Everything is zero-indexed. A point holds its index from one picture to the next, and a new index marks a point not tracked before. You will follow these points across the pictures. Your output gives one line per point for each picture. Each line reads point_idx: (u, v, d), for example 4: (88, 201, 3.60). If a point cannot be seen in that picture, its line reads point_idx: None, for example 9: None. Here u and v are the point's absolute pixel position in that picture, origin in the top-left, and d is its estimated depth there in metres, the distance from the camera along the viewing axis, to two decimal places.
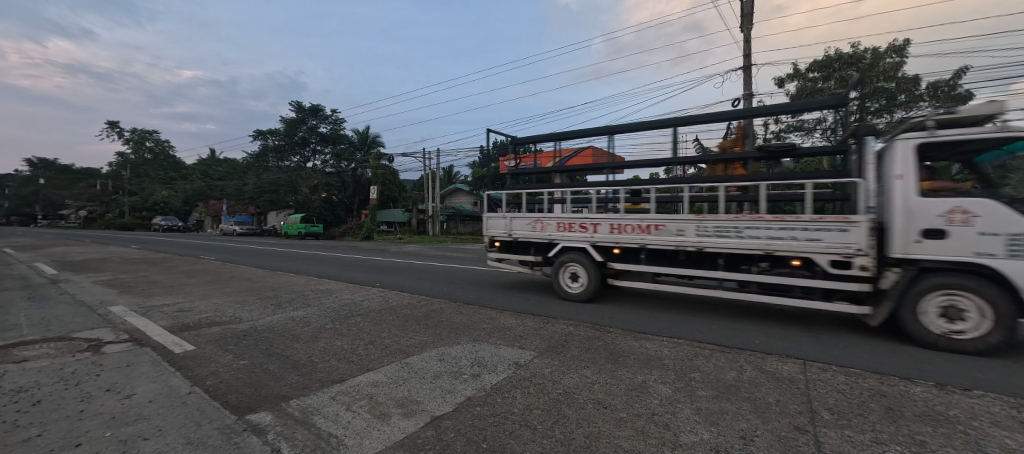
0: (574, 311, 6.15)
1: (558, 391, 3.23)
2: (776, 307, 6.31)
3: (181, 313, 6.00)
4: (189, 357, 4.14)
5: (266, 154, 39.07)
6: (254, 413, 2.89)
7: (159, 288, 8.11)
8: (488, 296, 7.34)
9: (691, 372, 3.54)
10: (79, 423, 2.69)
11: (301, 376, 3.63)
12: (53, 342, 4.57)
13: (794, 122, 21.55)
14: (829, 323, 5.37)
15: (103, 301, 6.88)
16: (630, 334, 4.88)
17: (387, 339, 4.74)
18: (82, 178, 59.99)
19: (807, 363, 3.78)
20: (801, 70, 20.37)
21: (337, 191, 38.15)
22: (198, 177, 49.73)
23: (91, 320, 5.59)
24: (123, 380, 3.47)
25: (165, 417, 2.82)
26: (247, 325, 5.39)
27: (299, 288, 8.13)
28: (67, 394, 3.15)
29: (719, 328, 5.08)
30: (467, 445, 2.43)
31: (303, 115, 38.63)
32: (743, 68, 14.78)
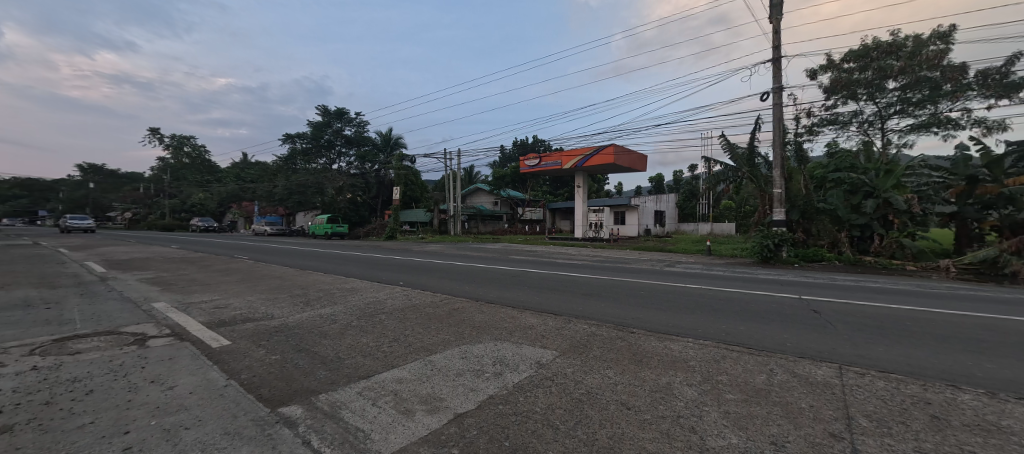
0: (596, 311, 6.11)
1: (580, 391, 3.21)
2: (807, 308, 6.09)
3: (217, 310, 6.28)
4: (225, 352, 4.33)
5: (295, 157, 40.49)
6: (286, 406, 3.00)
7: (198, 286, 8.51)
8: (510, 295, 7.36)
9: (719, 375, 3.46)
10: (127, 412, 2.87)
11: (330, 372, 3.74)
12: (104, 336, 4.88)
13: (827, 115, 20.70)
14: (867, 325, 5.14)
15: (146, 297, 7.27)
16: (653, 334, 4.81)
17: (411, 336, 4.83)
18: (126, 182, 63.53)
19: (843, 367, 3.63)
20: (834, 60, 19.48)
21: (362, 192, 39.02)
22: (232, 180, 51.89)
23: (136, 315, 5.93)
24: (166, 372, 3.67)
25: (204, 408, 2.96)
26: (278, 321, 5.59)
27: (326, 286, 8.37)
28: (116, 384, 3.37)
29: (747, 330, 4.95)
30: (490, 443, 2.45)
31: (329, 118, 39.78)
32: (772, 61, 14.28)
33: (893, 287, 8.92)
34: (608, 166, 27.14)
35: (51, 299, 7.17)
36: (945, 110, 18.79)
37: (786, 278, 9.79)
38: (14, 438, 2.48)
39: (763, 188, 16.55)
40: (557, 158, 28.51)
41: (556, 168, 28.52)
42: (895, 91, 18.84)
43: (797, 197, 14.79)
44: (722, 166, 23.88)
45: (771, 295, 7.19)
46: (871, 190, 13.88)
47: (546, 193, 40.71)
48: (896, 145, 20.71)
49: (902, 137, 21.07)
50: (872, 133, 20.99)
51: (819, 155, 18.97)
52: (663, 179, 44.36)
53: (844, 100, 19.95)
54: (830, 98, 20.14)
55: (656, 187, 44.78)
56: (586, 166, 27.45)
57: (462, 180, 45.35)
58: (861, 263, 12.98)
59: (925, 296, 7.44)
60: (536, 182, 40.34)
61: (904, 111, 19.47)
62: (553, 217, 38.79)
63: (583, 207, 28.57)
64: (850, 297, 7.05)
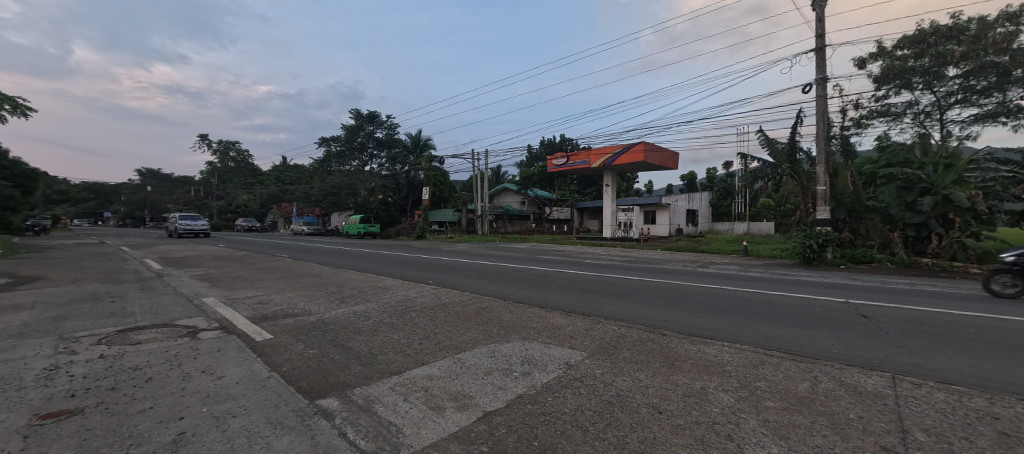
0: (627, 312, 5.98)
1: (610, 394, 3.15)
2: (855, 313, 5.74)
3: (260, 305, 6.61)
4: (268, 345, 4.53)
5: (330, 160, 42.17)
6: (323, 399, 3.10)
7: (243, 282, 8.98)
8: (539, 295, 7.34)
9: (757, 381, 3.31)
10: (183, 399, 3.05)
11: (364, 367, 3.84)
12: (161, 327, 5.23)
13: (877, 107, 19.44)
14: (923, 332, 4.79)
15: (197, 293, 7.74)
16: (686, 337, 4.66)
17: (440, 334, 4.90)
18: (179, 185, 68.00)
19: (896, 377, 3.39)
20: (886, 48, 18.29)
21: (392, 193, 39.93)
22: (272, 182, 54.51)
23: (188, 309, 6.33)
24: (215, 363, 3.88)
25: (249, 398, 3.10)
26: (315, 317, 5.81)
27: (359, 283, 8.64)
28: (173, 373, 3.60)
29: (789, 335, 4.70)
30: (519, 442, 2.44)
31: (361, 122, 41.10)
32: (815, 51, 13.56)
33: (953, 291, 8.29)
34: (637, 164, 26.57)
35: (115, 293, 7.74)
36: (1014, 98, 17.31)
37: (830, 280, 9.30)
38: (85, 420, 2.69)
39: (805, 185, 15.77)
40: (585, 157, 28.21)
41: (583, 167, 28.22)
42: (956, 79, 17.48)
43: (843, 194, 14.00)
44: (760, 162, 22.93)
45: (814, 298, 6.83)
46: (929, 187, 12.93)
47: (573, 192, 40.36)
48: (957, 137, 19.22)
49: (964, 129, 19.55)
50: (929, 125, 19.62)
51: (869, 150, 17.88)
52: (696, 177, 43.04)
53: (897, 90, 18.66)
54: (881, 88, 18.86)
55: (689, 185, 43.50)
56: (615, 164, 27.01)
57: (490, 179, 45.62)
58: (916, 266, 12.13)
59: (987, 301, 6.90)
60: (564, 181, 40.01)
61: (966, 100, 18.08)
62: (581, 216, 38.41)
63: (611, 206, 28.14)
64: (902, 301, 6.59)
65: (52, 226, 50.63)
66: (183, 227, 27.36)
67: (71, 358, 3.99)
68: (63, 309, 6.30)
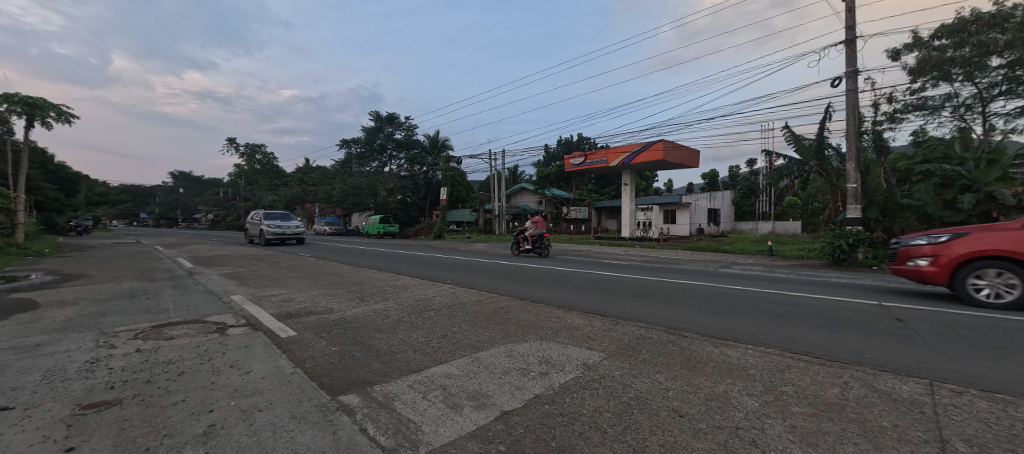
0: (646, 313, 5.87)
1: (629, 396, 3.09)
2: (889, 316, 5.50)
3: (285, 303, 6.79)
4: (292, 341, 4.64)
5: (350, 161, 43.14)
6: (345, 395, 3.16)
7: (268, 280, 9.23)
8: (557, 295, 7.28)
9: (783, 386, 3.20)
10: (212, 392, 3.15)
11: (383, 364, 3.89)
12: (192, 323, 5.42)
13: (912, 100, 18.56)
14: (966, 337, 4.53)
15: (226, 291, 7.99)
16: (707, 339, 4.55)
17: (458, 334, 4.91)
18: (209, 187, 70.54)
19: (934, 384, 3.22)
20: (922, 38, 17.42)
21: (411, 193, 40.39)
22: (296, 183, 55.98)
23: (217, 306, 6.55)
24: (242, 358, 4.01)
25: (274, 392, 3.18)
26: (337, 315, 5.92)
27: (379, 282, 8.75)
28: (203, 368, 3.72)
29: (817, 338, 4.53)
30: (536, 442, 2.42)
31: (381, 124, 41.80)
32: (845, 42, 13.04)
33: None
34: (657, 162, 26.13)
35: (150, 290, 8.07)
36: None
37: (863, 282, 8.94)
38: (123, 410, 2.81)
39: (835, 183, 15.21)
40: (603, 156, 27.90)
41: (602, 166, 27.90)
42: (999, 69, 16.54)
43: (875, 192, 13.42)
44: (786, 159, 22.20)
45: (844, 300, 6.56)
46: (970, 184, 12.26)
47: (591, 191, 40.01)
48: (1000, 130, 18.20)
49: (1008, 122, 18.50)
50: (970, 118, 18.62)
51: (903, 145, 17.10)
52: (717, 175, 42.11)
53: (935, 82, 17.76)
54: (917, 80, 18.01)
55: (710, 184, 42.60)
56: (634, 163, 26.64)
57: (508, 180, 45.66)
58: None
59: None
60: (581, 180, 39.67)
61: (1010, 92, 17.10)
62: (599, 216, 38.09)
63: (630, 205, 27.74)
64: (942, 304, 6.26)
65: (93, 226, 53.44)
66: (274, 229, 20.02)
67: (110, 352, 4.17)
68: (103, 305, 6.60)
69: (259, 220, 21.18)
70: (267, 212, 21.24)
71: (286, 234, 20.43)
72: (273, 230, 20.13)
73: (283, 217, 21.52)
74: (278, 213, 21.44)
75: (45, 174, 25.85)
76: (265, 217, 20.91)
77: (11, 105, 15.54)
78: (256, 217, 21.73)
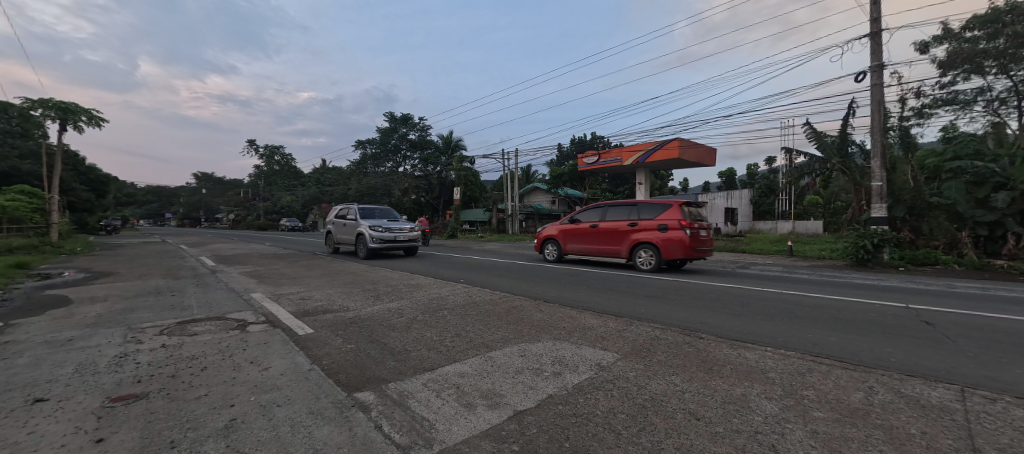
0: (660, 313, 5.80)
1: (644, 397, 3.05)
2: (917, 319, 5.29)
3: (302, 301, 6.92)
4: (309, 339, 4.72)
5: (366, 162, 43.78)
6: (360, 392, 3.19)
7: (286, 279, 9.43)
8: (570, 295, 7.24)
9: (804, 390, 3.11)
10: (234, 387, 3.23)
11: (398, 363, 3.91)
12: (214, 320, 5.57)
13: (941, 95, 17.88)
14: (1000, 342, 4.33)
15: (247, 289, 8.17)
16: (725, 341, 4.46)
17: (472, 332, 4.92)
18: (230, 188, 72.41)
19: (965, 390, 3.09)
20: (953, 29, 16.75)
21: (425, 193, 40.69)
22: (314, 184, 57.02)
23: (238, 303, 6.72)
24: (262, 355, 4.09)
25: (293, 388, 3.23)
26: (352, 313, 6.00)
27: (394, 281, 8.84)
28: (225, 363, 3.81)
29: (841, 342, 4.40)
30: (550, 443, 2.40)
31: (395, 124, 42.23)
32: (870, 36, 12.63)
33: None
34: (672, 161, 25.76)
35: (175, 288, 8.33)
36: None
37: (888, 284, 8.63)
38: (150, 403, 2.90)
39: (859, 181, 14.77)
40: (618, 154, 27.63)
41: (616, 165, 27.65)
42: None
43: (902, 190, 12.97)
44: (807, 156, 21.60)
45: (869, 302, 6.36)
46: (1004, 181, 11.78)
47: (605, 191, 39.73)
48: None
49: None
50: (1004, 112, 17.83)
51: (932, 142, 16.49)
52: (734, 174, 41.35)
53: (966, 75, 17.05)
54: (947, 74, 17.33)
55: (727, 182, 41.87)
56: (649, 161, 26.33)
57: (520, 179, 45.62)
58: (989, 268, 11.09)
59: None
60: (595, 179, 39.41)
61: None
62: None
63: None
64: (974, 308, 5.99)
65: (121, 226, 55.37)
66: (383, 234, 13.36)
67: (138, 347, 4.31)
68: (130, 302, 6.82)
69: (353, 220, 14.63)
70: (360, 209, 14.76)
71: (395, 242, 13.72)
72: (377, 236, 13.54)
73: (385, 215, 14.91)
74: (378, 211, 14.88)
75: (77, 176, 26.91)
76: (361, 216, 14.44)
77: (45, 110, 16.22)
78: (346, 216, 15.16)
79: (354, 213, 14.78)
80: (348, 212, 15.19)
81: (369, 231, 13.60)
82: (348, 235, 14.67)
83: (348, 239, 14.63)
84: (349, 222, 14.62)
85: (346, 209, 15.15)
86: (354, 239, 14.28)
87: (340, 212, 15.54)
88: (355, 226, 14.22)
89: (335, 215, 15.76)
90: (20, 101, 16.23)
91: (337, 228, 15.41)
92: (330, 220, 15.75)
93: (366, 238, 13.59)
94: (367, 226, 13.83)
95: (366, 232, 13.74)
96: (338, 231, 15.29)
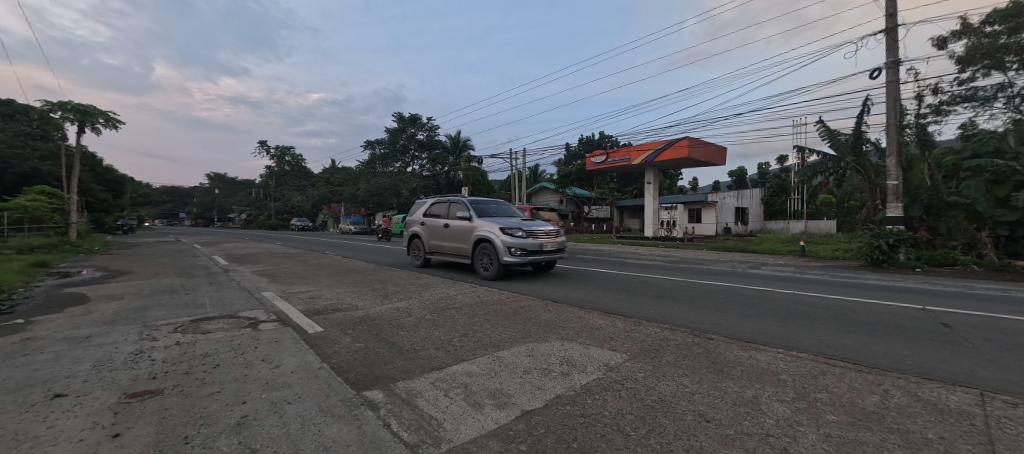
0: (671, 314, 5.73)
1: (653, 398, 3.02)
2: (935, 321, 5.18)
3: (312, 299, 6.99)
4: (319, 337, 4.77)
5: (375, 162, 44.10)
6: (369, 390, 3.21)
7: (297, 278, 9.53)
8: (578, 295, 7.21)
9: (817, 392, 3.06)
10: (246, 384, 3.27)
11: (406, 362, 3.93)
12: (226, 318, 5.65)
13: (960, 91, 17.46)
14: (1022, 345, 4.22)
15: (258, 288, 8.26)
16: (736, 342, 4.40)
17: (479, 332, 4.93)
18: (242, 188, 73.46)
19: (985, 394, 3.01)
20: (972, 24, 16.34)
21: (433, 193, 40.85)
22: (324, 184, 57.57)
23: (249, 302, 6.81)
24: (273, 353, 4.14)
25: (303, 386, 3.27)
26: (361, 312, 6.04)
27: (402, 281, 8.89)
28: (237, 361, 3.86)
29: (855, 344, 4.31)
30: (558, 443, 2.40)
31: (403, 125, 42.47)
32: (885, 32, 12.38)
33: None
34: (681, 160, 25.52)
35: (188, 286, 8.46)
36: None
37: (904, 285, 8.44)
38: (164, 400, 2.95)
39: (873, 180, 14.51)
40: (626, 154, 27.46)
41: (624, 164, 27.48)
42: None
43: (919, 189, 12.75)
44: (820, 155, 21.27)
45: (884, 304, 6.23)
46: None
47: (613, 190, 39.51)
48: None
49: None
50: None
51: (950, 139, 16.12)
52: (745, 173, 40.87)
53: (986, 71, 16.63)
54: (965, 70, 16.93)
55: (738, 182, 41.39)
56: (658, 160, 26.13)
57: (528, 179, 45.56)
58: (1010, 270, 10.82)
59: None
60: (603, 179, 39.23)
61: None
62: (621, 215, 37.61)
63: (654, 204, 27.22)
64: (994, 310, 5.84)
65: (137, 225, 56.43)
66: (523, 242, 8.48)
67: (153, 344, 4.39)
68: (146, 300, 6.96)
69: (460, 219, 9.70)
70: (469, 203, 9.79)
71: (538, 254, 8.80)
72: (514, 244, 8.58)
73: (504, 211, 9.91)
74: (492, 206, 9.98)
75: (95, 177, 27.47)
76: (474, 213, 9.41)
77: (64, 113, 16.56)
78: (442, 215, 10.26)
79: (461, 210, 9.81)
80: (447, 208, 10.20)
81: (496, 236, 8.67)
82: (453, 243, 9.82)
83: (456, 248, 9.68)
84: (457, 222, 9.63)
85: (447, 204, 10.19)
86: (469, 247, 9.35)
87: (432, 210, 10.66)
88: (470, 227, 9.27)
89: (425, 213, 10.79)
90: (40, 104, 16.58)
91: (430, 231, 10.48)
92: (418, 220, 10.87)
93: (496, 246, 8.66)
94: (493, 226, 8.87)
95: (492, 238, 8.79)
96: (433, 234, 10.33)
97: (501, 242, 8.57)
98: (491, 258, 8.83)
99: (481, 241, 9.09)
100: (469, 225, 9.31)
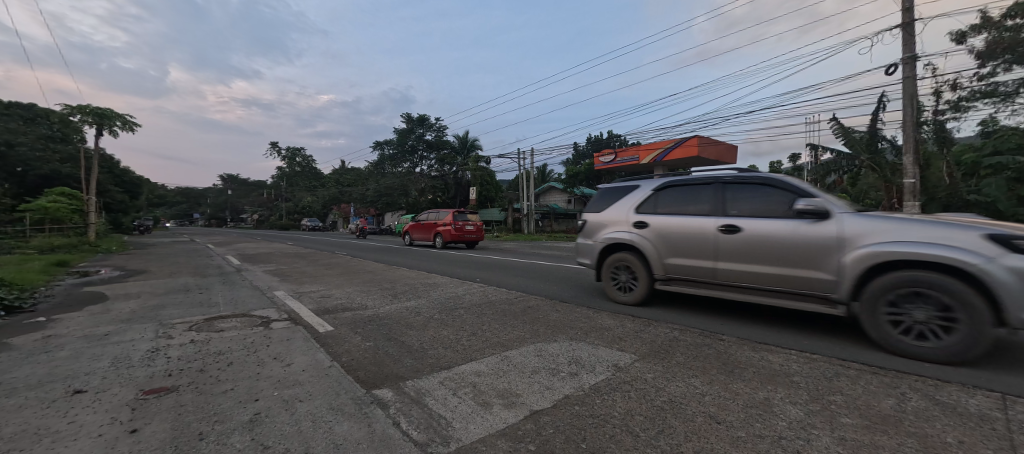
0: (682, 315, 5.67)
1: (662, 399, 3.00)
2: None
3: (323, 299, 7.06)
4: (329, 336, 4.81)
5: (383, 162, 44.43)
6: (379, 389, 3.24)
7: (308, 277, 9.65)
8: (587, 295, 7.18)
9: (831, 395, 3.01)
10: (258, 382, 3.31)
11: (415, 361, 3.96)
12: (239, 317, 5.73)
13: (979, 87, 17.06)
14: None
15: (270, 287, 8.37)
16: (748, 343, 4.34)
17: (488, 332, 4.93)
18: (254, 189, 74.47)
19: (1006, 398, 2.93)
20: (992, 18, 15.96)
21: (441, 193, 40.99)
22: (333, 184, 58.12)
23: (261, 301, 6.90)
24: (285, 351, 4.19)
25: (314, 384, 3.30)
26: (371, 312, 6.08)
27: (411, 280, 8.94)
28: (250, 359, 3.92)
29: (870, 346, 4.24)
30: (567, 443, 2.39)
31: (411, 125, 42.71)
32: (901, 27, 12.14)
33: None
34: (691, 159, 25.30)
35: (202, 285, 8.60)
36: None
37: None
38: (179, 397, 3.00)
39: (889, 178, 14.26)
40: (635, 153, 27.30)
41: (633, 163, 27.33)
42: None
43: (937, 187, 12.63)
44: (833, 153, 20.93)
45: None
46: None
47: None
48: None
49: None
50: None
51: (969, 136, 15.75)
52: None
53: (1007, 65, 16.23)
54: (985, 65, 16.54)
55: None
56: (667, 160, 25.95)
57: (536, 179, 45.52)
58: None
59: None
60: (612, 178, 39.06)
61: None
62: None
63: None
64: None
65: (153, 225, 57.66)
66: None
67: (168, 342, 4.46)
68: (161, 299, 7.10)
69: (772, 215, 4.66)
70: (796, 190, 4.66)
71: None
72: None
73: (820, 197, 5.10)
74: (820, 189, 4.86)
75: (112, 178, 28.07)
76: (827, 209, 4.30)
77: (83, 116, 16.94)
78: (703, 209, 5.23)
79: (758, 196, 4.89)
80: (720, 202, 5.15)
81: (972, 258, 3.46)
82: (746, 266, 4.77)
83: (753, 274, 4.72)
84: (774, 228, 4.57)
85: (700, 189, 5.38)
86: (815, 277, 4.29)
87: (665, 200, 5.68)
88: (816, 236, 4.26)
89: (644, 207, 5.83)
90: (60, 107, 17.00)
91: (659, 241, 5.51)
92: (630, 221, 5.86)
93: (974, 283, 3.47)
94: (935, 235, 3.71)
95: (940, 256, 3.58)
96: (695, 254, 5.16)
97: (996, 280, 3.33)
98: (943, 309, 3.57)
99: (875, 270, 3.97)
100: (847, 236, 4.10)
